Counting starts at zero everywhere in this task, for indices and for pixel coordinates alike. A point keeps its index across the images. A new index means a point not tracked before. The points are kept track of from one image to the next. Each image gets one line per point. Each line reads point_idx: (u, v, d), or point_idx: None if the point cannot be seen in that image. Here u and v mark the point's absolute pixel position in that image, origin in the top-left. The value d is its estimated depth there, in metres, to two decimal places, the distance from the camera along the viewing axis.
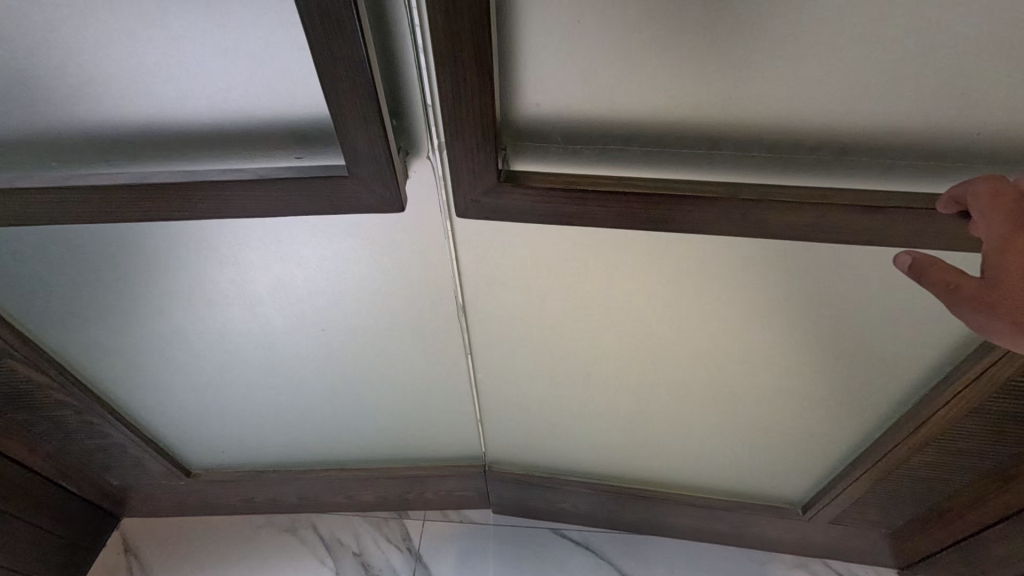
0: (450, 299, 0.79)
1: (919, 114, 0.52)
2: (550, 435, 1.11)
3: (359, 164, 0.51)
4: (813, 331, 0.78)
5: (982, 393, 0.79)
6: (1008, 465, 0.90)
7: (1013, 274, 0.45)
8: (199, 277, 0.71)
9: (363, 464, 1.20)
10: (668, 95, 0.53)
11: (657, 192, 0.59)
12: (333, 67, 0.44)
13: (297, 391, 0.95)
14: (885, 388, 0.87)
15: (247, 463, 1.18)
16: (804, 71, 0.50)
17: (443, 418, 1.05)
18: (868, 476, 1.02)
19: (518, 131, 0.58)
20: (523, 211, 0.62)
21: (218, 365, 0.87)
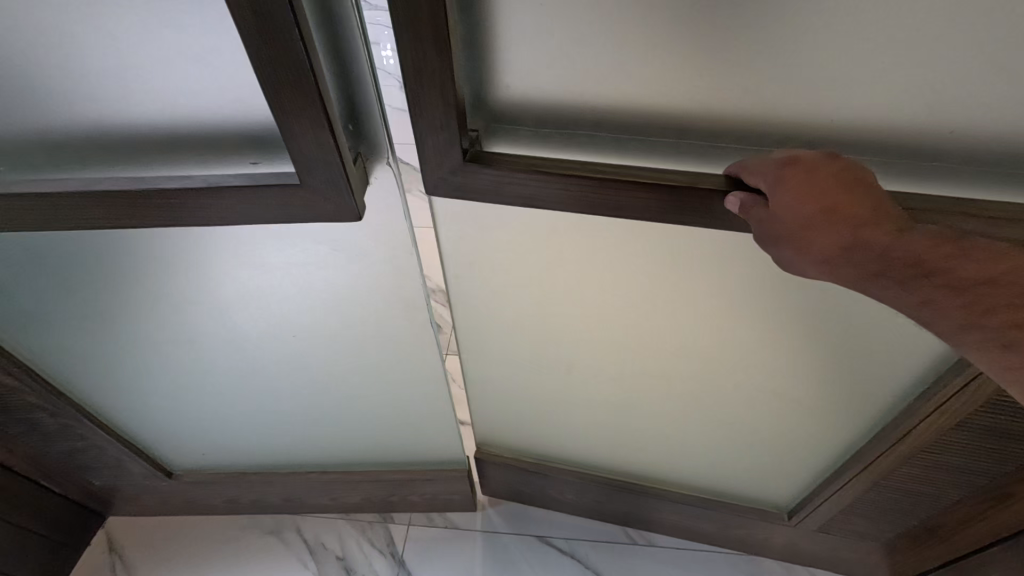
0: (422, 309, 0.76)
1: (894, 112, 0.49)
2: (536, 424, 1.12)
3: (311, 175, 0.49)
4: (792, 333, 0.76)
5: (967, 407, 0.75)
6: (998, 483, 0.85)
7: (789, 204, 0.48)
8: (165, 283, 0.71)
9: (345, 467, 1.19)
10: (633, 83, 0.52)
11: (618, 178, 0.56)
12: (276, 75, 0.42)
13: (274, 394, 0.94)
14: (872, 393, 0.84)
15: (231, 463, 1.18)
16: (769, 63, 0.48)
17: (424, 424, 1.03)
18: (855, 484, 0.98)
19: (490, 114, 0.58)
20: (489, 189, 0.59)
21: (191, 368, 0.87)
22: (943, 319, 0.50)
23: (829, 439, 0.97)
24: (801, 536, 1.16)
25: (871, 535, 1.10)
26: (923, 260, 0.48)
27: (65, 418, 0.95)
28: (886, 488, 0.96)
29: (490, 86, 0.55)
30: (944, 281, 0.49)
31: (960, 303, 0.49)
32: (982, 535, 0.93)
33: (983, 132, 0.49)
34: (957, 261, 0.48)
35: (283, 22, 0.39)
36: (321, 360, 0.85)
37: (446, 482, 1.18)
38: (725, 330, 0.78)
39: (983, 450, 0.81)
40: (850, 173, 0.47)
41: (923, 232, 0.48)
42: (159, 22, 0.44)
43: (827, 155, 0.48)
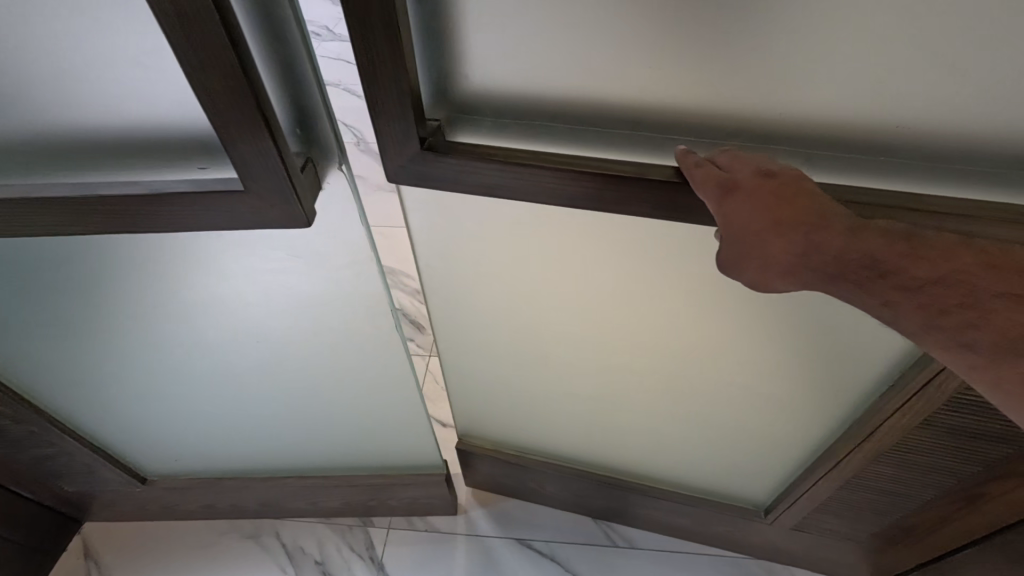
0: (388, 313, 0.75)
1: (829, 106, 0.53)
2: (516, 413, 1.14)
3: (254, 181, 0.49)
4: (756, 328, 0.78)
5: (932, 405, 0.77)
6: (968, 485, 0.85)
7: (739, 218, 0.52)
8: (125, 289, 0.70)
9: (323, 470, 1.18)
10: (584, 77, 0.55)
11: (568, 167, 0.58)
12: (208, 81, 0.42)
13: (247, 398, 0.93)
14: (839, 388, 0.85)
15: (208, 467, 1.17)
16: (709, 57, 0.51)
17: (400, 428, 1.03)
18: (829, 481, 0.99)
19: (452, 106, 0.60)
20: (451, 179, 0.61)
21: (157, 373, 0.86)
22: (904, 320, 0.52)
23: (800, 434, 0.98)
24: (777, 533, 1.17)
25: (847, 534, 1.09)
26: (877, 259, 0.50)
27: (32, 424, 0.94)
28: (860, 486, 0.97)
29: (453, 78, 0.57)
30: (901, 283, 0.51)
31: (917, 302, 0.51)
32: (957, 533, 0.93)
33: (907, 125, 0.53)
34: (910, 261, 0.50)
35: (211, 29, 0.39)
36: (293, 363, 0.84)
37: (424, 487, 1.16)
38: (693, 325, 0.80)
39: (951, 450, 0.82)
40: (789, 184, 0.51)
41: (875, 231, 0.51)
42: (101, 25, 0.44)
43: (760, 170, 0.52)
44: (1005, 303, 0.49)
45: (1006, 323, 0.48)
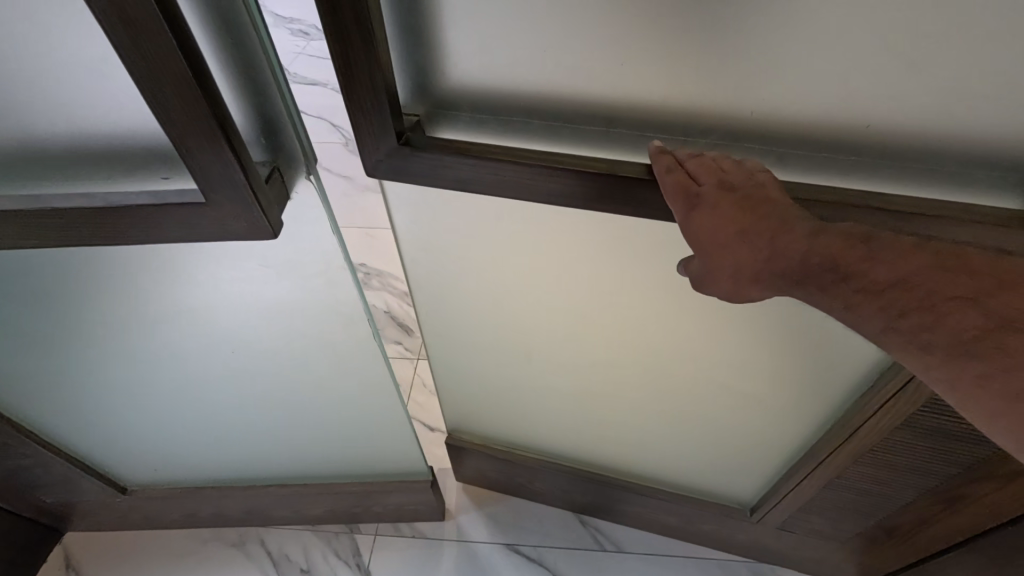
0: (364, 321, 0.75)
1: (804, 107, 0.52)
2: (503, 410, 1.14)
3: (217, 194, 0.53)
4: (733, 328, 0.78)
5: (909, 406, 0.77)
6: (947, 485, 0.86)
7: (704, 229, 0.54)
8: (91, 299, 0.69)
9: (307, 478, 1.17)
10: (557, 75, 0.54)
11: (547, 163, 0.58)
12: (171, 104, 0.46)
13: (225, 405, 0.92)
14: (820, 388, 0.86)
15: (190, 475, 1.15)
16: (682, 57, 0.50)
17: (384, 434, 1.02)
18: (812, 481, 1.00)
19: (429, 101, 0.59)
20: (428, 174, 0.61)
21: (133, 383, 0.84)
22: (865, 323, 0.50)
23: (784, 434, 0.98)
24: (762, 532, 1.17)
25: (831, 534, 1.10)
26: (835, 262, 0.50)
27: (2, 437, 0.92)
28: (841, 486, 0.97)
29: (430, 73, 0.56)
30: (862, 285, 0.49)
31: (875, 305, 0.49)
32: (940, 535, 0.93)
33: (884, 127, 0.52)
34: (865, 263, 0.49)
35: (166, 52, 0.43)
36: (272, 368, 0.84)
37: (408, 493, 1.15)
38: (676, 325, 0.80)
39: (930, 452, 0.82)
40: (751, 193, 0.52)
41: (836, 234, 0.51)
42: (57, 39, 0.46)
43: (723, 182, 0.53)
44: (963, 306, 0.45)
45: (961, 325, 0.45)
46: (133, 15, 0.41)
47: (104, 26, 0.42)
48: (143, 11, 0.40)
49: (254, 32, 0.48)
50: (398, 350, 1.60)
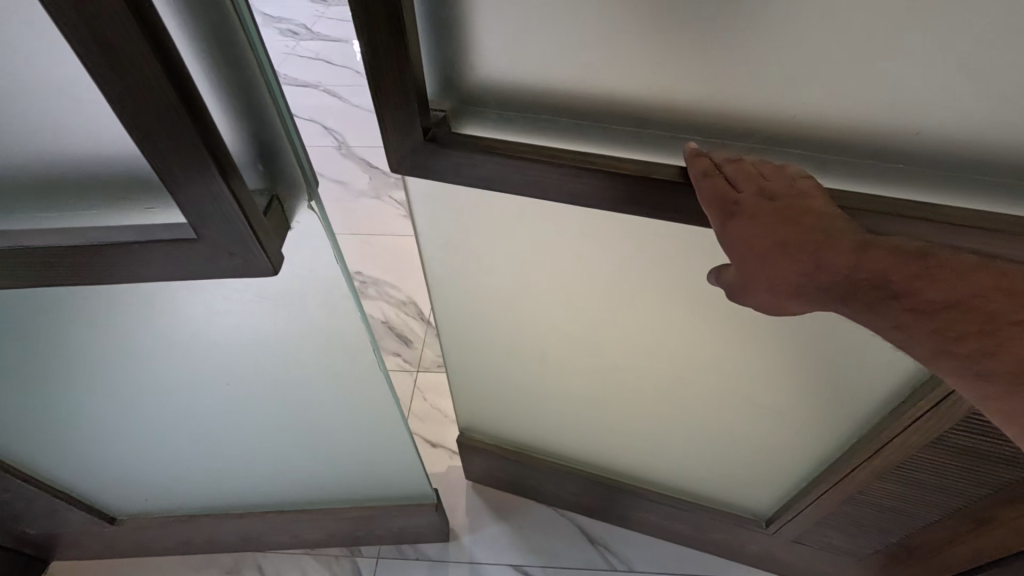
0: (366, 351, 0.72)
1: (851, 112, 0.48)
2: (515, 412, 1.10)
3: (210, 229, 0.50)
4: (757, 338, 0.75)
5: (943, 425, 0.73)
6: (976, 507, 0.82)
7: (741, 239, 0.50)
8: (76, 330, 0.66)
9: (306, 503, 1.11)
10: (589, 71, 0.50)
11: (574, 163, 0.53)
12: (158, 136, 0.43)
13: (219, 428, 0.87)
14: (846, 403, 0.82)
15: (181, 504, 1.09)
16: (726, 54, 0.46)
17: (388, 458, 0.98)
18: (831, 498, 0.97)
19: (457, 95, 0.55)
20: (451, 172, 0.56)
21: (127, 405, 0.81)
22: (916, 345, 0.47)
23: (804, 448, 0.95)
24: (776, 544, 1.14)
25: (849, 550, 1.07)
26: (888, 280, 0.47)
27: None
28: (863, 502, 0.94)
29: (457, 66, 0.52)
30: (913, 305, 0.47)
31: (931, 327, 0.46)
32: (965, 557, 0.89)
33: (938, 136, 0.47)
34: (920, 281, 0.46)
35: (155, 85, 0.41)
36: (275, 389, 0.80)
37: (413, 516, 1.11)
38: (699, 336, 0.77)
39: (960, 471, 0.79)
40: (793, 202, 0.49)
41: (887, 248, 0.47)
42: (24, 61, 0.42)
43: (762, 191, 0.49)
44: None
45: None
46: (113, 45, 0.38)
47: (80, 58, 0.39)
48: (127, 39, 0.38)
49: (252, 52, 0.46)
50: (398, 363, 1.51)
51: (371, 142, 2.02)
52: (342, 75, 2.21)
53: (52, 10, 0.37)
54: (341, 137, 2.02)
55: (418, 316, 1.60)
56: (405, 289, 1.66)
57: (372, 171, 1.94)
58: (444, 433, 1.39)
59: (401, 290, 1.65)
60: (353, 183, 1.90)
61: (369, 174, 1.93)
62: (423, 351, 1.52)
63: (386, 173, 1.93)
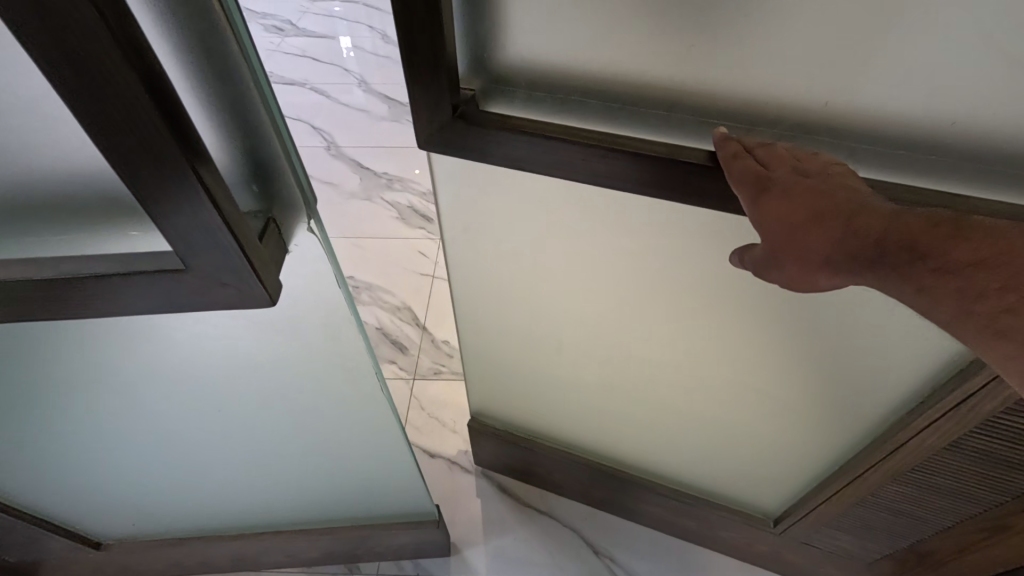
0: (369, 374, 0.71)
1: (888, 101, 0.46)
2: (526, 400, 1.09)
3: (200, 259, 0.48)
4: (774, 333, 0.73)
5: (962, 426, 0.72)
6: (994, 513, 0.81)
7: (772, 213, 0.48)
8: (63, 361, 0.63)
9: (302, 524, 1.06)
10: (621, 52, 0.49)
11: (603, 144, 0.53)
12: (138, 162, 0.40)
13: (214, 442, 0.83)
14: (864, 403, 0.80)
15: (170, 527, 1.03)
16: (761, 39, 0.45)
17: (388, 474, 0.93)
18: (843, 499, 0.95)
19: (488, 74, 0.53)
20: (478, 151, 0.56)
21: (117, 427, 0.77)
22: (938, 307, 0.43)
23: (817, 447, 0.93)
24: (785, 546, 1.12)
25: (859, 553, 1.05)
26: (914, 240, 0.44)
27: None
28: (874, 504, 0.93)
29: (487, 46, 0.51)
30: (938, 266, 0.43)
31: (954, 285, 0.42)
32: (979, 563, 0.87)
33: (977, 127, 0.45)
34: (951, 243, 0.43)
35: (140, 112, 0.38)
36: (270, 398, 0.75)
37: (415, 532, 1.06)
38: (719, 329, 0.75)
39: (977, 474, 0.78)
40: (824, 179, 0.47)
41: (917, 214, 0.45)
42: None
43: (792, 168, 0.48)
44: None
45: None
46: (87, 63, 0.35)
47: (55, 81, 0.36)
48: (108, 63, 0.35)
49: (246, 63, 0.43)
50: (393, 371, 1.45)
51: (360, 142, 1.98)
52: (329, 75, 2.20)
53: (15, 24, 0.33)
54: (329, 137, 1.99)
55: (413, 321, 1.54)
56: (400, 293, 1.60)
57: (362, 172, 1.90)
58: (442, 443, 1.34)
59: (395, 295, 1.59)
60: (343, 185, 1.86)
61: (359, 174, 1.89)
62: (419, 358, 1.47)
63: (377, 174, 1.89)
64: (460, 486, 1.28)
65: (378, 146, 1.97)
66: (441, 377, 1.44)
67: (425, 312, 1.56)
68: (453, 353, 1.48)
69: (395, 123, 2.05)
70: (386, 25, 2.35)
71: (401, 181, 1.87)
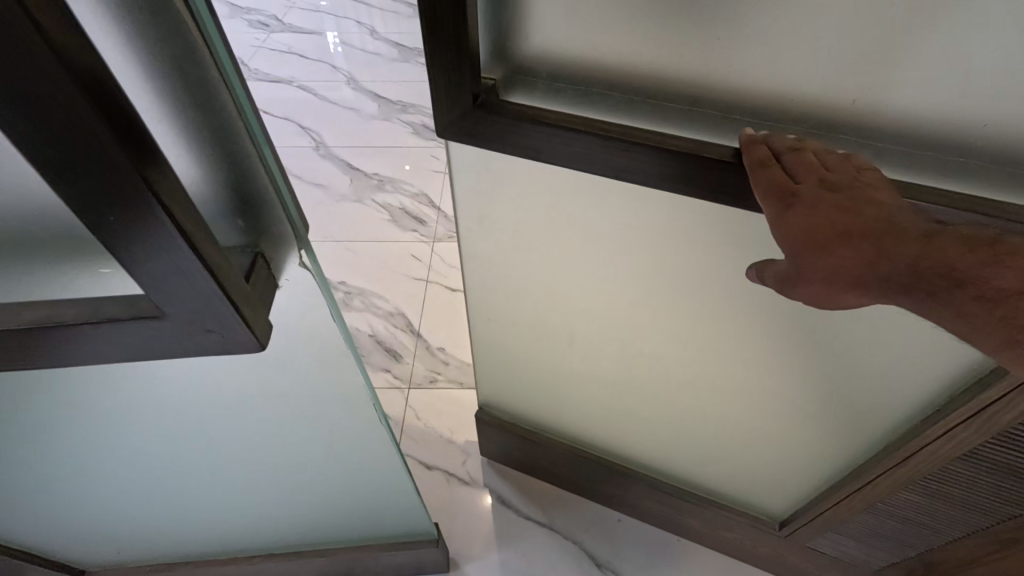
0: (365, 403, 0.71)
1: (916, 101, 0.45)
2: (533, 394, 1.08)
3: (179, 309, 0.42)
4: (788, 333, 0.72)
5: (978, 435, 0.71)
6: (1008, 527, 0.79)
7: (799, 230, 0.46)
8: (57, 400, 0.63)
9: (289, 548, 1.05)
10: (644, 44, 0.48)
11: (622, 137, 0.52)
12: (100, 206, 0.34)
13: (206, 470, 0.83)
14: (877, 408, 0.79)
15: (158, 554, 1.03)
16: (787, 32, 0.44)
17: (384, 488, 0.91)
18: (851, 504, 0.93)
19: (509, 64, 0.53)
20: (498, 141, 0.55)
21: (110, 459, 0.77)
22: (981, 337, 0.41)
23: (826, 451, 0.92)
24: (791, 550, 1.11)
25: (865, 560, 1.03)
26: (954, 267, 0.41)
27: None
28: (883, 512, 0.92)
29: (511, 33, 0.51)
30: (983, 294, 0.41)
31: (999, 315, 0.41)
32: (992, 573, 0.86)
33: (1008, 131, 0.44)
34: (990, 268, 0.40)
35: (103, 154, 0.31)
36: (257, 416, 0.72)
37: (413, 553, 1.05)
38: (733, 327, 0.74)
39: (991, 485, 0.77)
40: (857, 195, 0.44)
41: (955, 236, 0.42)
42: None
43: (825, 182, 0.45)
44: None
45: None
46: (27, 88, 0.28)
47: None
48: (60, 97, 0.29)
49: (227, 87, 0.39)
50: (387, 379, 1.42)
51: (351, 142, 1.99)
52: (318, 74, 2.24)
53: None
54: (318, 137, 2.00)
55: (407, 327, 1.51)
56: (393, 299, 1.57)
57: (352, 172, 1.89)
58: (442, 457, 1.30)
59: (387, 300, 1.57)
60: (333, 186, 1.86)
61: (350, 175, 1.88)
62: (413, 365, 1.43)
63: (367, 174, 1.89)
64: (459, 497, 1.25)
65: (369, 147, 1.97)
66: (436, 386, 1.40)
67: (419, 319, 1.53)
68: (450, 360, 1.45)
69: (386, 122, 2.06)
70: (376, 21, 2.43)
71: (392, 183, 1.86)
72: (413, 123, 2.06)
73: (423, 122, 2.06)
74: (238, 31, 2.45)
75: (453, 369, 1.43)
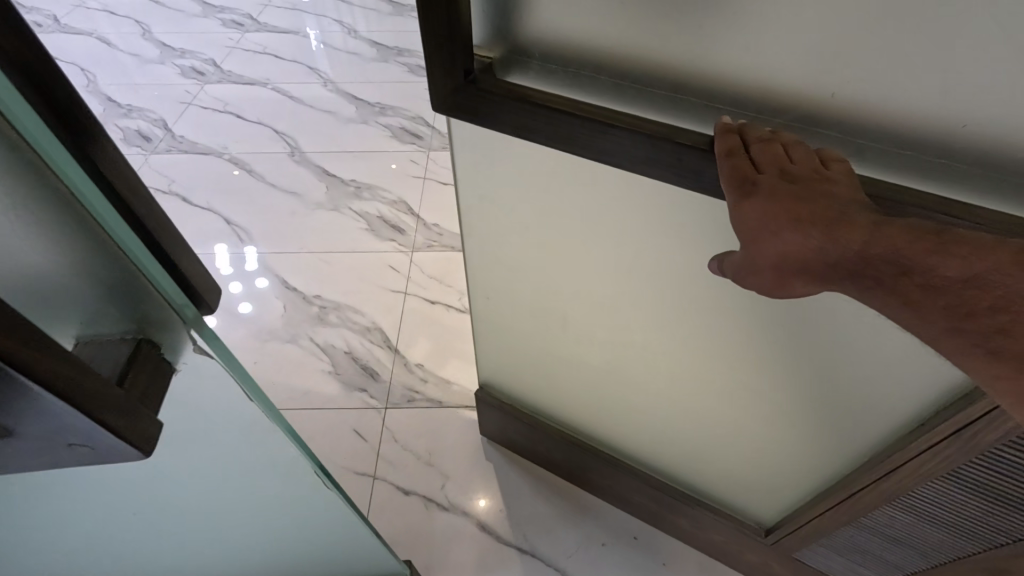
0: (307, 472, 0.67)
1: (890, 101, 0.47)
2: (526, 377, 1.12)
3: (29, 428, 0.34)
4: (767, 330, 0.74)
5: (962, 455, 0.71)
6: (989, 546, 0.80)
7: (753, 219, 0.49)
8: None
9: None
10: (629, 32, 0.51)
11: (603, 120, 0.54)
12: None
13: (131, 565, 0.76)
14: (857, 416, 0.80)
15: None
16: (769, 29, 0.47)
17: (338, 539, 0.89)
18: (835, 514, 0.94)
19: (506, 43, 0.56)
20: (487, 118, 0.58)
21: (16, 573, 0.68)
22: (927, 325, 0.43)
23: (809, 456, 0.93)
24: (777, 560, 1.12)
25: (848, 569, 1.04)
26: (899, 256, 0.43)
27: None
28: (868, 525, 0.92)
29: (505, 16, 0.54)
30: (925, 281, 0.43)
31: (941, 302, 0.43)
32: None
33: (979, 132, 0.45)
34: (935, 256, 0.42)
35: None
36: (184, 505, 0.65)
37: None
38: (715, 320, 0.76)
39: (979, 510, 0.77)
40: (811, 186, 0.47)
41: (900, 225, 0.44)
42: None
43: (784, 175, 0.48)
44: None
45: None
46: None
47: None
48: None
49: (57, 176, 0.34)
50: (363, 399, 1.44)
51: (329, 146, 2.03)
52: (296, 75, 2.31)
53: None
54: (294, 142, 2.04)
55: (383, 344, 1.53)
56: (370, 314, 1.59)
57: (329, 180, 1.93)
58: (420, 481, 1.31)
59: (365, 316, 1.59)
60: (307, 195, 1.88)
61: (324, 180, 1.92)
62: (392, 383, 1.46)
63: (345, 182, 1.92)
64: (439, 522, 1.25)
65: (349, 151, 2.01)
66: (415, 405, 1.42)
67: (397, 335, 1.55)
68: (428, 377, 1.47)
69: (363, 124, 2.11)
70: (355, 21, 2.53)
71: (370, 189, 1.89)
72: (391, 125, 2.10)
73: (401, 124, 2.11)
74: (213, 30, 2.55)
75: (432, 387, 1.45)
